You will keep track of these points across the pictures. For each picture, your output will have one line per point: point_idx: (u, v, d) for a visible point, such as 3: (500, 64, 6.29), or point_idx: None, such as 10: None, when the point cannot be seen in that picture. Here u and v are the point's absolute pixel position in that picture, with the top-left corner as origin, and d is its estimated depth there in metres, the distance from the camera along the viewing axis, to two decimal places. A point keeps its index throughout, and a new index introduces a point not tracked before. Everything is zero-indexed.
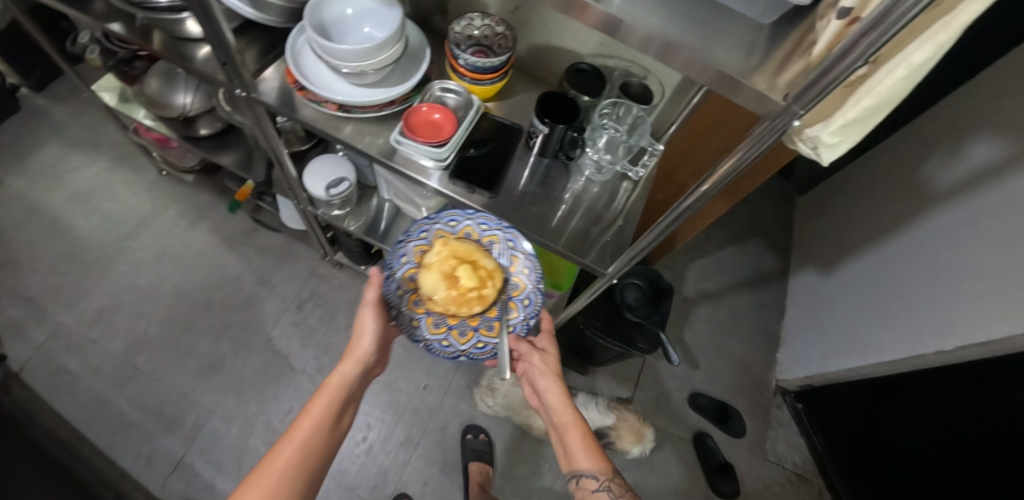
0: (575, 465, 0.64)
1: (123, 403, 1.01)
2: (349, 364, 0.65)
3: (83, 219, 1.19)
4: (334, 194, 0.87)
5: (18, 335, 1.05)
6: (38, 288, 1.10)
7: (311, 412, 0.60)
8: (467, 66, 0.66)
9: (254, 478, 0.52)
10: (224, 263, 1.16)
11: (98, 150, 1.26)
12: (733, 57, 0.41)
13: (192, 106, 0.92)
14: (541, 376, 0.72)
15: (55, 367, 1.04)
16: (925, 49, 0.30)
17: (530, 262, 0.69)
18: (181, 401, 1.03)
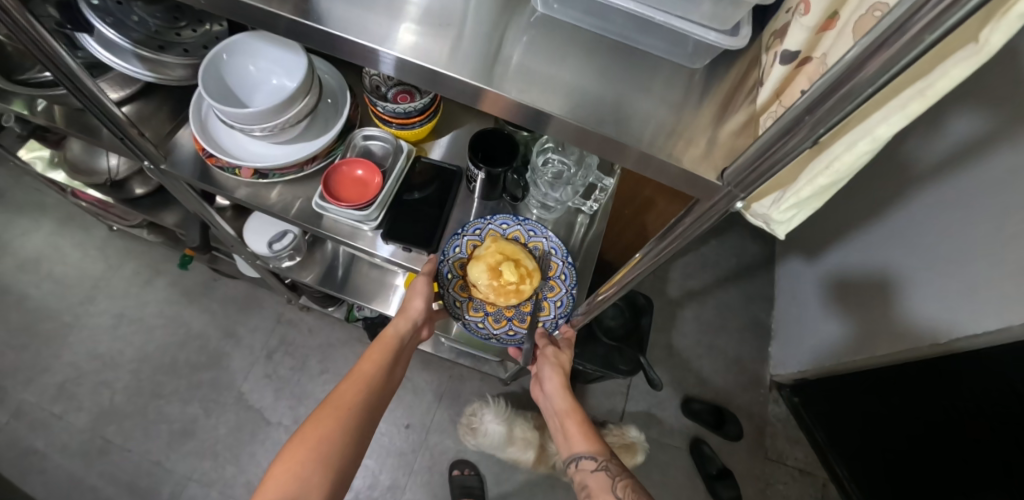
0: (575, 450, 0.64)
1: (96, 479, 0.97)
2: (403, 321, 0.68)
3: (34, 287, 1.11)
4: (279, 249, 0.82)
5: None
6: None
7: (370, 360, 0.63)
8: (388, 113, 0.62)
9: (322, 412, 0.55)
10: (188, 318, 1.12)
11: (38, 211, 1.18)
12: (663, 109, 0.35)
13: (119, 169, 0.86)
14: (548, 367, 0.69)
15: (21, 448, 0.98)
16: (893, 122, 0.22)
17: (569, 269, 0.66)
18: (156, 470, 0.99)
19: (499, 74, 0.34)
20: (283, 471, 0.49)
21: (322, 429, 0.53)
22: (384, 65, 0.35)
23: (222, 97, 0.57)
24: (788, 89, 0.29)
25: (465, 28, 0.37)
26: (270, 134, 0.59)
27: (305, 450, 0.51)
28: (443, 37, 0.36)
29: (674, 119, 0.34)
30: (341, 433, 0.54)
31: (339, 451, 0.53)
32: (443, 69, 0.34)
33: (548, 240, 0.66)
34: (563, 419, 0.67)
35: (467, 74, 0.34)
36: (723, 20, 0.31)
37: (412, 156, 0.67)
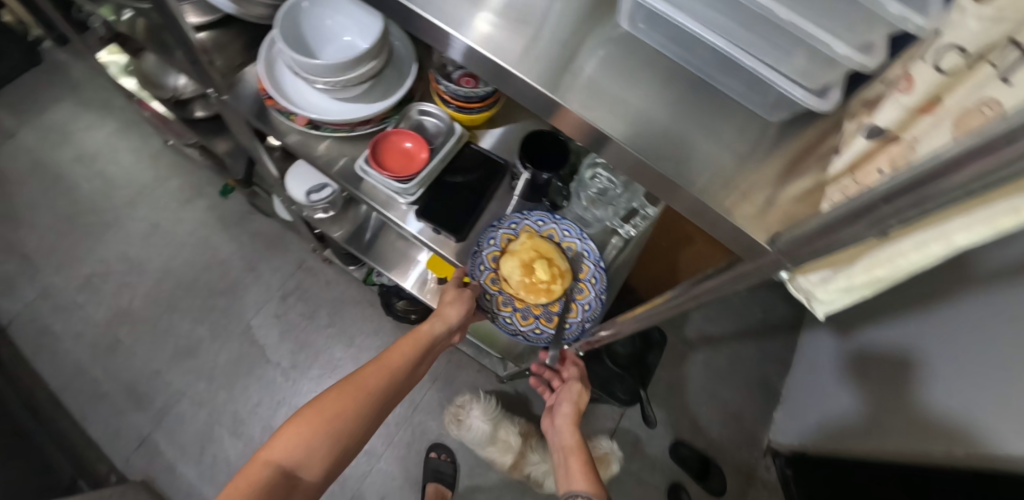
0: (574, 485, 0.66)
1: (99, 373, 1.01)
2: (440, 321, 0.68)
3: (85, 180, 1.16)
4: (316, 200, 0.83)
5: (10, 290, 1.06)
6: (34, 243, 1.10)
7: (401, 349, 0.64)
8: (450, 93, 0.63)
9: (343, 388, 0.57)
10: (214, 243, 1.13)
11: (105, 108, 1.23)
12: (726, 157, 0.33)
13: (184, 88, 0.89)
14: (567, 406, 0.78)
15: (39, 327, 1.04)
16: (973, 236, 0.20)
17: (600, 273, 0.65)
18: (153, 380, 1.01)
19: (567, 83, 0.33)
20: (294, 432, 0.52)
21: (337, 406, 0.55)
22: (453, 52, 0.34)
23: (293, 43, 0.58)
24: (864, 172, 0.26)
25: (543, 29, 0.35)
26: (333, 89, 0.60)
27: (315, 423, 0.53)
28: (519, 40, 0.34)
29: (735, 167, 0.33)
30: (356, 413, 0.55)
31: (349, 428, 0.54)
32: (513, 68, 0.32)
33: (582, 243, 0.66)
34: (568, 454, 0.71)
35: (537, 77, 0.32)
36: (813, 79, 0.29)
37: (463, 140, 0.67)
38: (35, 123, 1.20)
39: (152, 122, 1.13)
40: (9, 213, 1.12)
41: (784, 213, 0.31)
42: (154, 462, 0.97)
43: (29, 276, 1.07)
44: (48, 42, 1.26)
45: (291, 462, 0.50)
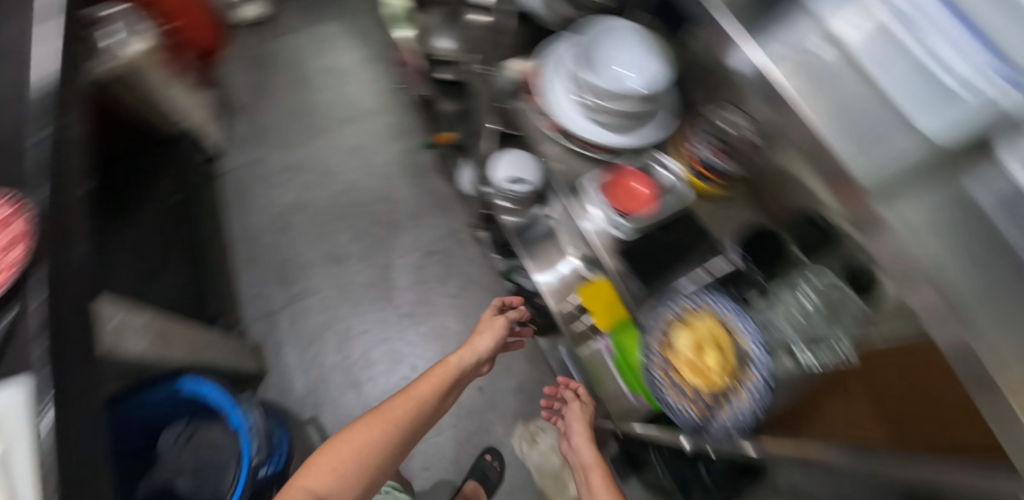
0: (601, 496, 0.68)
1: (263, 244, 1.13)
2: (468, 355, 0.81)
3: (318, 78, 1.26)
4: (509, 188, 0.90)
5: (232, 145, 1.20)
6: (261, 114, 1.22)
7: (428, 378, 0.74)
8: (700, 160, 0.65)
9: (371, 415, 0.66)
10: (394, 180, 1.18)
11: (361, 17, 1.32)
12: (1003, 336, 0.27)
13: (442, 49, 0.97)
14: (580, 425, 0.85)
15: (239, 185, 1.16)
16: None
17: (763, 390, 0.56)
18: (299, 270, 1.11)
19: (856, 138, 0.32)
20: (327, 461, 0.60)
21: (365, 436, 0.63)
22: (737, 58, 0.35)
23: (587, 58, 0.65)
24: None
25: (863, 85, 0.32)
26: (592, 108, 0.67)
27: (355, 452, 0.61)
28: (754, 104, 0.42)
29: (1018, 353, 0.26)
30: (380, 440, 0.64)
31: (376, 452, 0.63)
32: (799, 99, 0.32)
33: (760, 352, 0.58)
34: (593, 469, 0.74)
35: (827, 130, 0.32)
36: None
37: (684, 204, 0.69)
38: (301, 14, 1.32)
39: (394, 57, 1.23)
40: (253, 82, 1.25)
41: (940, 366, 0.32)
42: (272, 337, 1.07)
43: (248, 140, 1.20)
44: None
45: (323, 490, 0.57)
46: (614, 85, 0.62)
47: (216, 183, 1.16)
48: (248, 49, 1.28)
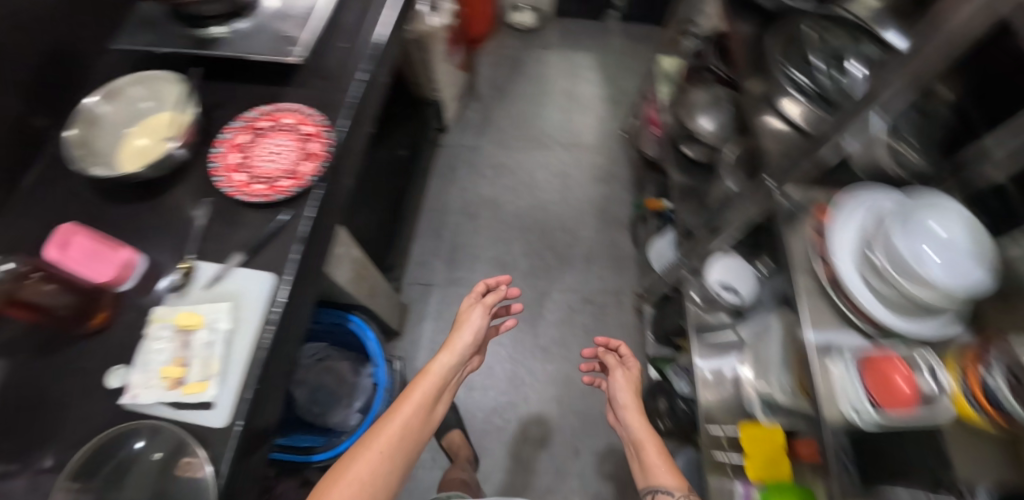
0: (665, 482, 0.68)
1: (447, 219, 1.19)
2: (447, 359, 0.81)
3: (555, 99, 1.33)
4: (719, 292, 0.87)
5: (460, 125, 1.31)
6: (494, 109, 1.32)
7: (413, 398, 0.75)
8: (984, 386, 0.48)
9: (363, 449, 0.68)
10: (583, 218, 1.20)
11: (616, 65, 1.39)
12: None
13: (705, 132, 0.95)
14: (631, 393, 0.81)
15: (451, 160, 1.25)
16: None
17: None
18: (467, 258, 1.15)
19: None
20: None
21: (360, 470, 0.65)
22: None
23: (901, 217, 0.57)
24: None
25: None
26: (881, 274, 0.59)
27: (346, 489, 0.62)
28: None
29: None
30: (374, 473, 0.65)
31: (373, 483, 0.65)
32: None
33: None
34: (654, 453, 0.72)
35: None
36: None
37: (941, 424, 0.53)
38: (563, 42, 1.43)
39: (634, 108, 1.25)
40: (500, 79, 1.36)
41: None
42: (419, 306, 1.11)
43: (475, 126, 1.30)
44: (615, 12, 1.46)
45: None
46: (931, 267, 0.53)
47: (434, 150, 1.26)
48: (507, 53, 1.40)
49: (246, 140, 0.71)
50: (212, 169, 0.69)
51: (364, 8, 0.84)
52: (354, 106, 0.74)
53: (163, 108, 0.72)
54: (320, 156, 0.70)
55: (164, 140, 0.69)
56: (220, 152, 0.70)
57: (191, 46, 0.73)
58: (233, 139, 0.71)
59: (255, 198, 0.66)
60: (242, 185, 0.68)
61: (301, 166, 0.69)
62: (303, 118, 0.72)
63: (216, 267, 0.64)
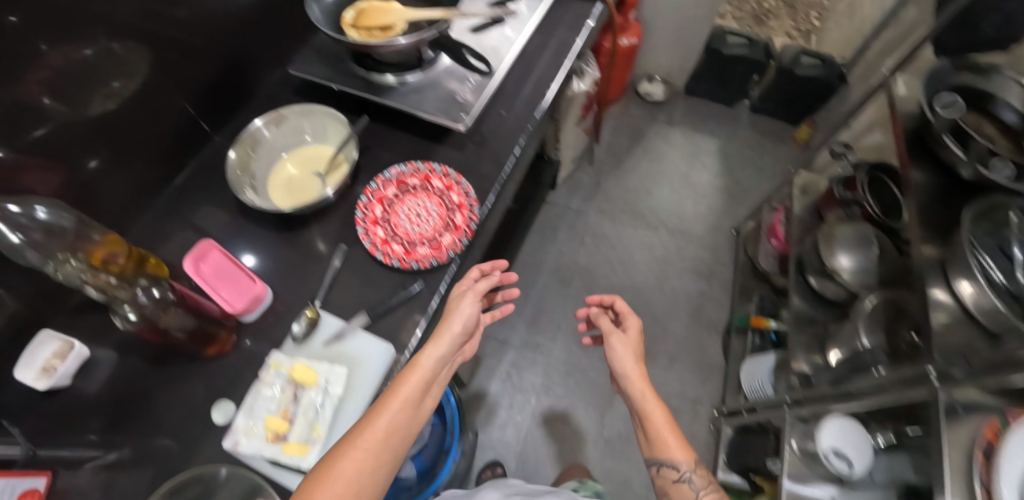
0: (681, 460, 0.64)
1: (540, 280, 1.23)
2: (437, 345, 0.57)
3: (669, 186, 1.37)
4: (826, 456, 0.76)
5: (572, 188, 1.36)
6: (608, 181, 1.37)
7: (400, 392, 0.53)
8: None
9: (338, 461, 0.48)
10: (674, 312, 1.20)
11: (739, 161, 1.41)
12: None
13: (842, 269, 0.89)
14: (636, 358, 0.72)
15: (556, 222, 1.30)
16: None
17: None
18: (551, 324, 1.18)
19: None
20: None
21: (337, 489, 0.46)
22: None
23: None
24: None
25: None
26: None
27: None
28: None
29: None
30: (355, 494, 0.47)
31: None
32: None
33: None
34: (667, 428, 0.66)
35: None
36: None
37: None
38: (688, 130, 1.46)
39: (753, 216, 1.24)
40: (619, 153, 1.42)
41: None
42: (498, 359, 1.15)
43: (586, 193, 1.35)
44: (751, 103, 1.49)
45: None
46: None
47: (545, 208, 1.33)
48: (632, 128, 1.45)
49: (395, 194, 0.67)
50: (356, 217, 0.65)
51: (524, 70, 0.81)
52: (500, 179, 0.70)
53: (322, 142, 0.71)
54: (462, 231, 0.64)
55: (319, 177, 0.68)
56: (366, 201, 0.66)
57: (362, 88, 0.70)
58: (384, 190, 0.67)
59: (391, 260, 0.62)
60: (380, 242, 0.64)
61: (441, 237, 0.64)
62: (453, 184, 0.67)
63: (339, 324, 0.61)
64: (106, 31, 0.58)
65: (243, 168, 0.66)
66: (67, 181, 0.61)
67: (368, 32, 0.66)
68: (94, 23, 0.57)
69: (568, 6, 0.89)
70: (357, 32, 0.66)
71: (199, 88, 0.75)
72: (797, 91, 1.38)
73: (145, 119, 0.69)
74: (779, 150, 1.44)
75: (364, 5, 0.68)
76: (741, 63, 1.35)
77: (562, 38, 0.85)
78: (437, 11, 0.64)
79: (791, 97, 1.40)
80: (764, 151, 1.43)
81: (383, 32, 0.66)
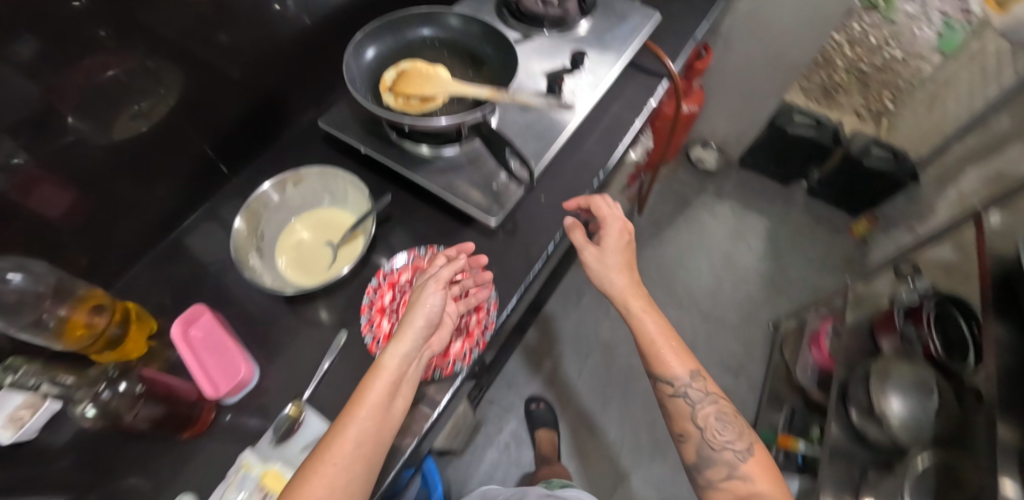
0: (678, 374, 0.61)
1: (558, 349, 1.22)
2: (400, 341, 0.51)
3: (706, 267, 1.31)
4: None
5: None
6: (643, 252, 1.32)
7: (367, 400, 0.47)
8: None
9: (308, 478, 0.44)
10: None
11: (786, 248, 1.35)
12: None
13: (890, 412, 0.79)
14: (631, 266, 0.66)
15: (582, 292, 1.29)
16: None
17: None
18: (563, 398, 1.15)
19: None
20: None
21: None
22: None
23: None
24: None
25: None
26: None
27: None
28: None
29: None
30: None
31: None
32: None
33: None
34: (666, 340, 0.63)
35: None
36: None
37: None
38: (734, 210, 1.41)
39: (791, 319, 1.18)
40: (660, 224, 1.37)
41: None
42: (505, 426, 1.13)
43: None
44: (810, 183, 1.41)
45: None
46: None
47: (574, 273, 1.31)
48: (676, 201, 1.41)
49: (410, 283, 0.61)
50: (363, 301, 0.60)
51: (573, 149, 0.75)
52: (527, 275, 0.63)
53: (337, 205, 0.66)
54: (475, 338, 0.58)
55: (330, 248, 0.63)
56: (378, 285, 0.60)
57: (390, 153, 0.64)
58: (398, 276, 0.61)
59: None
60: (383, 337, 0.58)
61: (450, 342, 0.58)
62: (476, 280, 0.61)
63: (322, 429, 0.54)
64: (143, 51, 0.56)
65: (249, 230, 0.61)
66: (83, 202, 0.59)
67: (406, 100, 0.59)
68: (132, 35, 0.54)
69: (630, 81, 0.83)
70: (395, 98, 0.59)
71: (223, 132, 0.72)
72: (862, 181, 1.29)
73: (164, 153, 0.66)
74: (831, 240, 1.37)
75: (407, 66, 0.61)
76: (804, 144, 1.30)
77: (618, 116, 0.79)
78: (483, 91, 0.56)
79: (852, 186, 1.32)
80: (815, 238, 1.37)
81: (422, 102, 0.59)
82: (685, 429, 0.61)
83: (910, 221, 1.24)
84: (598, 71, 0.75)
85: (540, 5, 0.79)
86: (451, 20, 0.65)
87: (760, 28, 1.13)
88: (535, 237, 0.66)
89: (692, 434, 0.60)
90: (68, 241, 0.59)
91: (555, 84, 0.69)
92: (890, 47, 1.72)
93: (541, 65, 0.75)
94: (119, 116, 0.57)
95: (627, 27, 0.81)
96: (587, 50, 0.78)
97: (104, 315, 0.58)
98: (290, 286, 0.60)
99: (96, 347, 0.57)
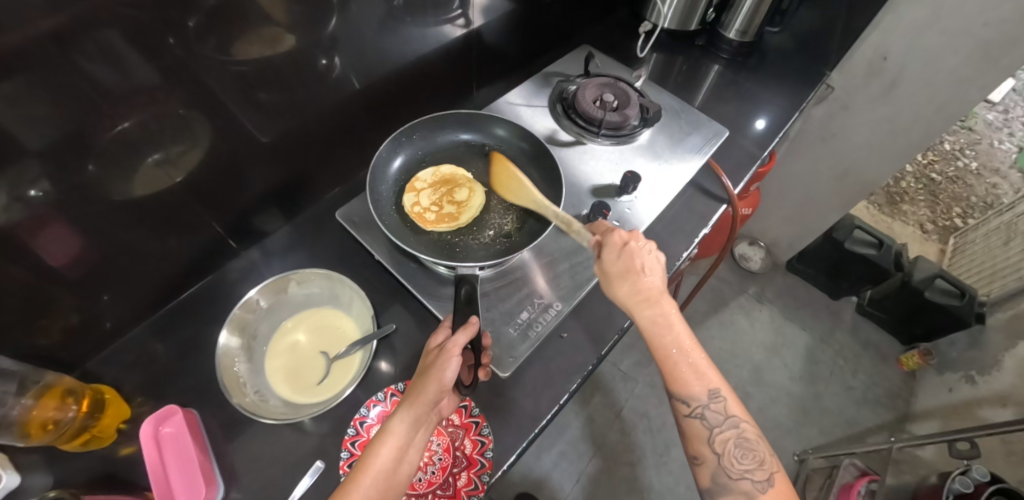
0: (695, 392, 0.47)
1: (573, 435, 1.28)
2: (416, 406, 0.46)
3: (733, 376, 1.29)
4: None
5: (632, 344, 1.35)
6: None
7: (373, 466, 0.42)
8: None
9: None
10: None
11: (826, 372, 1.32)
12: None
13: None
14: (647, 269, 0.51)
15: (605, 382, 1.36)
16: None
17: None
18: (569, 487, 1.20)
19: None
20: None
21: None
22: None
23: None
24: None
25: None
26: None
27: None
28: None
29: None
30: None
31: None
32: None
33: None
34: (684, 352, 0.48)
35: None
36: None
37: None
38: (770, 318, 1.40)
39: (816, 450, 1.14)
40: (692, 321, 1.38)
41: None
42: None
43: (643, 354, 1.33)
44: (861, 297, 1.39)
45: None
46: None
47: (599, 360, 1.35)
48: (710, 300, 1.42)
49: None
50: (348, 432, 0.57)
51: None
52: (533, 430, 0.56)
53: (337, 309, 0.62)
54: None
55: (323, 353, 0.59)
56: (368, 417, 0.57)
57: (406, 267, 0.60)
58: (391, 406, 0.58)
59: None
60: None
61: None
62: (471, 426, 0.55)
63: None
64: (183, 98, 0.52)
65: (238, 334, 0.58)
66: (90, 250, 0.54)
67: (422, 210, 0.61)
68: (176, 76, 0.49)
69: (691, 202, 0.76)
70: (415, 205, 0.62)
71: (237, 211, 0.69)
72: (916, 309, 1.25)
73: (172, 222, 0.61)
74: (875, 370, 1.33)
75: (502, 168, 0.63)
76: (862, 262, 1.28)
77: (664, 245, 0.71)
78: (561, 219, 0.57)
79: (905, 313, 1.28)
80: (858, 366, 1.33)
81: (437, 218, 0.61)
82: (700, 452, 0.48)
83: (967, 368, 1.16)
84: (650, 198, 0.67)
85: (598, 108, 0.72)
86: (498, 130, 0.69)
87: (831, 141, 1.12)
88: (549, 386, 0.59)
89: (708, 460, 0.48)
90: (58, 299, 0.54)
91: (597, 214, 0.62)
92: (961, 158, 1.72)
93: (587, 181, 0.68)
94: (141, 162, 0.53)
95: (689, 146, 0.73)
96: (640, 168, 0.70)
97: (71, 407, 0.53)
98: (274, 400, 0.55)
99: (65, 439, 0.53)
